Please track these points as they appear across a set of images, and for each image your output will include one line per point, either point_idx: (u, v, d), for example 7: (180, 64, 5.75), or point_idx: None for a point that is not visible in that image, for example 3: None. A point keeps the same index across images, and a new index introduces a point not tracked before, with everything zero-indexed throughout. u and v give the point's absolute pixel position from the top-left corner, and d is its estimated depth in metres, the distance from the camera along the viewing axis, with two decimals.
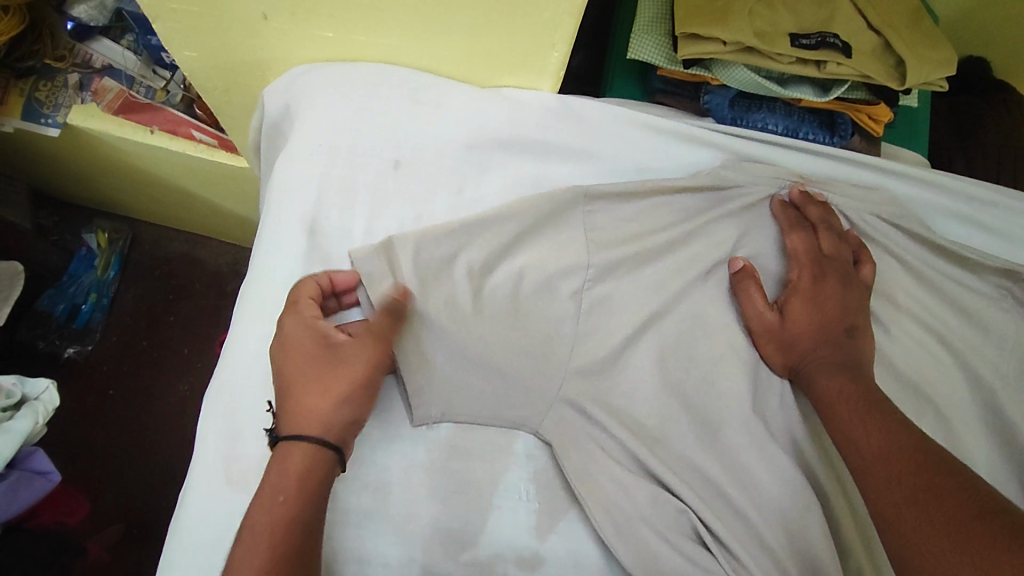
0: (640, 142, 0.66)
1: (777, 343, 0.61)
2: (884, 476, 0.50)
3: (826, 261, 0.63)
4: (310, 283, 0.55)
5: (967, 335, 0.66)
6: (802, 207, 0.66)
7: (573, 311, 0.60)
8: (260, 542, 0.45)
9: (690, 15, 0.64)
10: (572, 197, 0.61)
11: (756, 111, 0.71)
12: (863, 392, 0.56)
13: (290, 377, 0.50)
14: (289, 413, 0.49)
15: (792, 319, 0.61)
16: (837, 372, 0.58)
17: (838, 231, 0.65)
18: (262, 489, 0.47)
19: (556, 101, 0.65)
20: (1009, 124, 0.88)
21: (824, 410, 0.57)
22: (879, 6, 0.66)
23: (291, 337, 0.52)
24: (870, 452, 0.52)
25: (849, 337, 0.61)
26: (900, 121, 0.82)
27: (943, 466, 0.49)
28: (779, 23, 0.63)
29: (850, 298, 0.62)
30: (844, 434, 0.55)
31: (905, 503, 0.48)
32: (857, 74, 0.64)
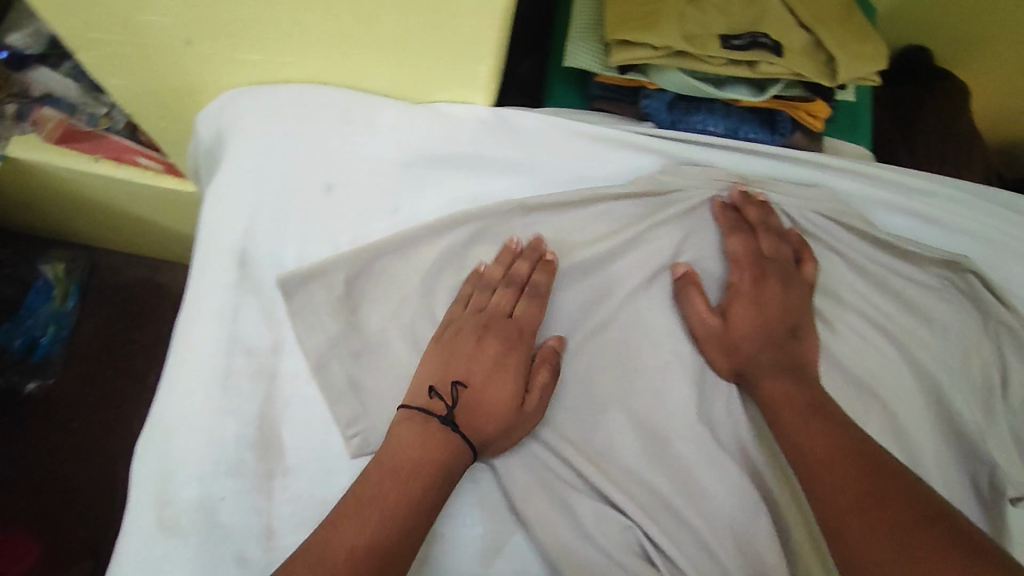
0: (576, 150, 0.64)
1: (721, 347, 0.61)
2: (833, 481, 0.51)
3: (767, 262, 0.63)
4: (524, 305, 0.59)
5: (912, 327, 0.66)
6: (741, 208, 0.66)
7: None
8: (395, 487, 0.49)
9: (623, 19, 0.62)
10: (506, 208, 0.61)
11: (696, 113, 0.71)
12: (808, 395, 0.57)
13: (492, 385, 0.56)
14: (475, 415, 0.54)
15: (734, 322, 0.61)
16: (780, 375, 0.59)
17: (778, 231, 0.65)
18: (394, 454, 0.51)
19: (490, 114, 0.64)
20: (947, 116, 0.89)
21: (770, 414, 0.58)
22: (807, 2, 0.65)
23: (505, 360, 0.57)
24: (816, 459, 0.53)
25: (791, 337, 0.61)
26: (842, 116, 0.82)
27: (896, 473, 0.50)
28: (709, 25, 0.62)
29: (791, 298, 0.63)
30: (787, 436, 0.56)
31: (856, 510, 0.48)
32: (789, 72, 0.63)
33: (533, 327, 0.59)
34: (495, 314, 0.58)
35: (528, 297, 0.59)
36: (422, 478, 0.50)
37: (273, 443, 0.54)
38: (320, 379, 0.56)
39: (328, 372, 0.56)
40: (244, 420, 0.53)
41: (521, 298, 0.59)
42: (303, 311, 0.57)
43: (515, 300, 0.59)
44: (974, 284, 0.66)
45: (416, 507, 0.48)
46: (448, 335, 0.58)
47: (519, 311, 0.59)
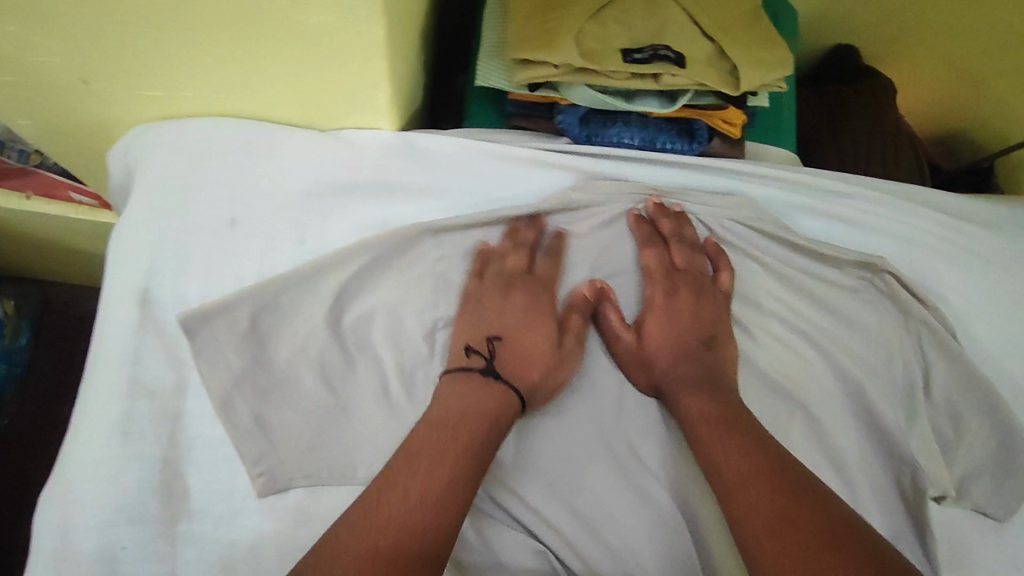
0: (484, 171, 0.65)
1: (637, 363, 0.61)
2: (749, 499, 0.51)
3: (678, 275, 0.64)
4: (544, 264, 0.62)
5: (834, 330, 0.66)
6: (656, 220, 0.65)
7: (429, 350, 0.60)
8: (448, 435, 0.52)
9: (519, 39, 0.62)
10: (415, 233, 0.61)
11: (612, 125, 0.71)
12: (723, 410, 0.57)
13: (527, 334, 0.60)
14: (517, 364, 0.59)
15: (647, 336, 0.62)
16: (694, 390, 0.58)
17: (691, 242, 0.65)
18: (443, 408, 0.54)
19: (394, 138, 0.64)
20: (876, 111, 0.89)
21: (688, 431, 0.57)
22: (711, 9, 0.64)
23: (534, 309, 0.61)
24: (732, 475, 0.53)
25: (707, 348, 0.61)
26: (766, 118, 0.82)
27: (812, 496, 0.51)
28: (609, 39, 0.62)
29: (706, 309, 0.63)
30: (703, 451, 0.55)
31: (772, 531, 0.49)
32: (694, 83, 0.63)
33: (551, 279, 0.63)
34: (515, 274, 0.61)
35: (546, 256, 0.63)
36: (473, 424, 0.53)
37: (178, 486, 0.54)
38: (225, 419, 0.55)
39: (234, 410, 0.56)
40: (145, 466, 0.53)
41: (539, 258, 0.63)
42: (207, 350, 0.56)
43: (533, 258, 0.62)
44: (898, 286, 0.66)
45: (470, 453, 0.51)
46: (468, 300, 0.61)
47: (539, 268, 0.62)
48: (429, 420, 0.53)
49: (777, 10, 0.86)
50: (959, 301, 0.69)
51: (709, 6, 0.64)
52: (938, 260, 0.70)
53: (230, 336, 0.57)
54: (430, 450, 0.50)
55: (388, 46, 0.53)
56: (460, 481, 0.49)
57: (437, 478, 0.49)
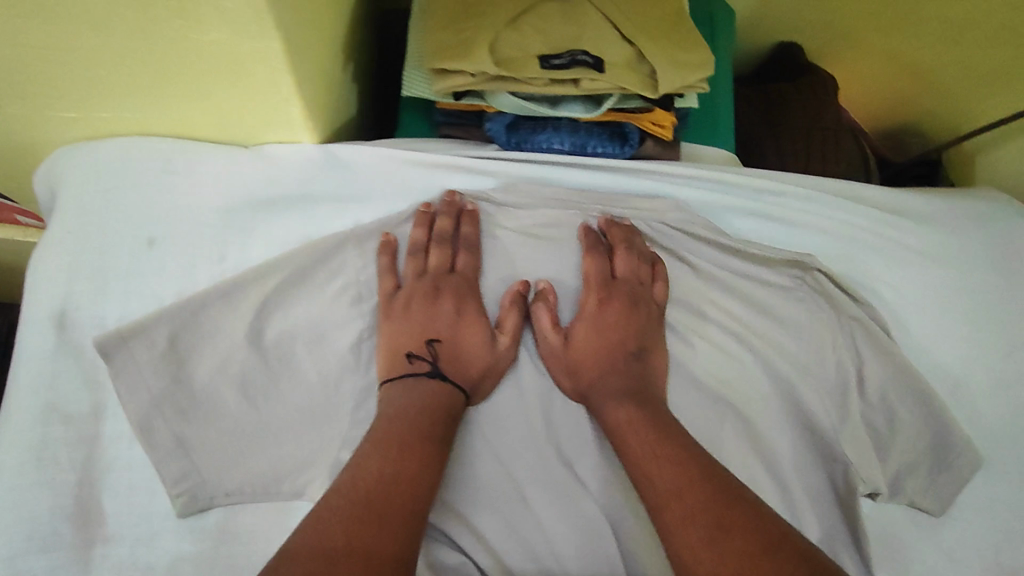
0: (408, 179, 0.65)
1: (563, 369, 0.61)
2: (675, 510, 0.50)
3: (616, 285, 0.63)
4: (463, 257, 0.63)
5: (765, 329, 0.66)
6: (606, 230, 0.65)
7: (354, 363, 0.60)
8: (417, 422, 0.54)
9: (436, 48, 0.62)
10: (336, 240, 0.61)
11: (541, 131, 0.71)
12: (654, 419, 0.56)
13: (463, 333, 0.60)
14: (459, 363, 0.59)
15: (575, 346, 0.61)
16: (622, 400, 0.58)
17: (639, 252, 0.65)
18: (406, 401, 0.55)
19: (319, 153, 0.63)
20: (817, 108, 0.90)
21: (617, 440, 0.56)
22: (631, 10, 0.63)
23: (462, 308, 0.61)
24: (660, 485, 0.52)
25: (636, 358, 0.61)
26: (703, 118, 0.82)
27: (743, 504, 0.50)
28: (526, 45, 0.61)
29: (636, 319, 0.63)
30: (634, 463, 0.54)
31: (699, 542, 0.48)
32: (615, 86, 0.63)
33: (473, 275, 0.63)
34: (438, 274, 0.62)
35: (464, 250, 0.62)
36: (436, 413, 0.55)
37: (94, 511, 0.53)
38: (144, 441, 0.55)
39: (154, 432, 0.55)
40: (60, 492, 0.52)
41: (458, 254, 0.63)
42: (125, 372, 0.56)
43: (454, 255, 0.62)
44: (818, 275, 0.66)
45: (439, 436, 0.54)
46: (396, 307, 0.61)
47: (459, 264, 0.63)
48: (394, 413, 0.55)
49: (712, 10, 0.86)
50: (892, 295, 0.70)
51: (628, 6, 0.63)
52: (871, 255, 0.70)
53: (148, 357, 0.56)
54: (404, 436, 0.52)
55: (288, 53, 0.52)
56: (435, 459, 0.52)
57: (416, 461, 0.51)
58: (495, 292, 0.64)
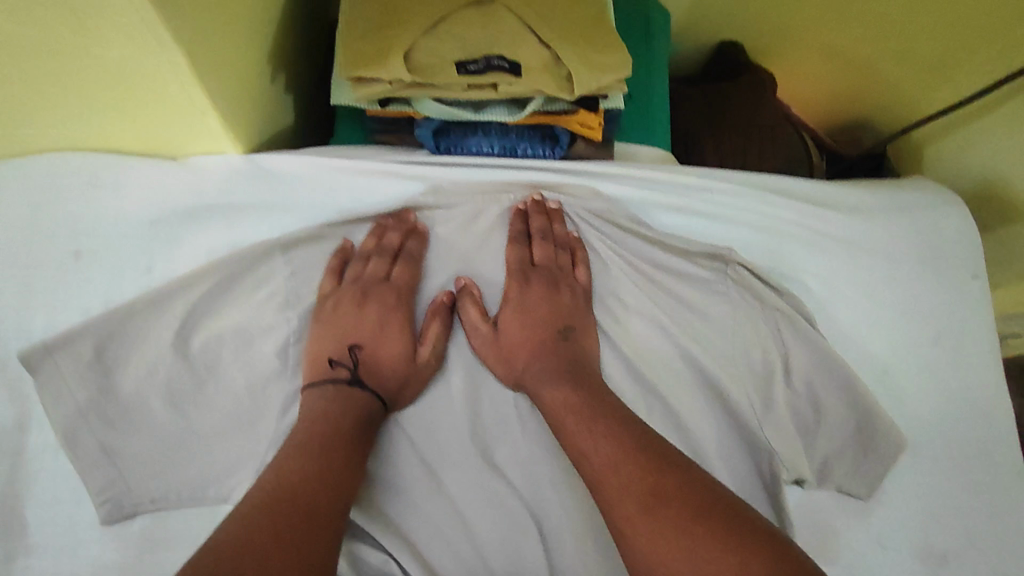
0: (335, 187, 0.66)
1: (497, 358, 0.62)
2: (601, 463, 0.52)
3: (533, 272, 0.65)
4: (399, 267, 0.64)
5: (691, 323, 0.67)
6: (529, 216, 0.68)
7: (280, 367, 0.60)
8: (331, 430, 0.54)
9: (353, 55, 0.63)
10: (263, 249, 0.61)
11: (471, 136, 0.72)
12: (584, 397, 0.57)
13: (385, 342, 0.61)
14: (380, 371, 0.60)
15: (504, 334, 0.62)
16: (553, 381, 0.59)
17: (557, 239, 0.67)
18: (325, 409, 0.56)
19: (242, 162, 0.64)
20: (756, 105, 0.89)
21: (553, 423, 0.57)
22: (547, 11, 0.63)
23: (387, 319, 0.63)
24: (585, 442, 0.54)
25: (562, 338, 0.63)
26: (638, 118, 0.82)
27: (660, 448, 0.52)
28: (442, 51, 0.62)
29: (560, 303, 0.64)
30: (562, 430, 0.56)
31: (623, 488, 0.50)
32: (531, 89, 0.64)
33: (406, 285, 0.64)
34: (371, 281, 0.63)
35: (403, 261, 0.64)
36: (353, 420, 0.56)
37: (17, 523, 0.55)
38: (69, 451, 0.56)
39: (79, 442, 0.56)
40: None
41: (396, 264, 0.64)
42: (50, 385, 0.56)
43: (391, 265, 0.64)
44: (743, 271, 0.67)
45: (354, 442, 0.54)
46: (326, 308, 0.62)
47: (394, 273, 0.64)
48: (311, 420, 0.55)
49: (650, 14, 0.86)
50: (817, 286, 0.71)
51: (547, 8, 0.63)
52: (796, 247, 0.71)
53: (72, 368, 0.56)
54: (318, 441, 0.53)
55: (191, 65, 0.52)
56: (348, 463, 0.53)
57: (330, 464, 0.52)
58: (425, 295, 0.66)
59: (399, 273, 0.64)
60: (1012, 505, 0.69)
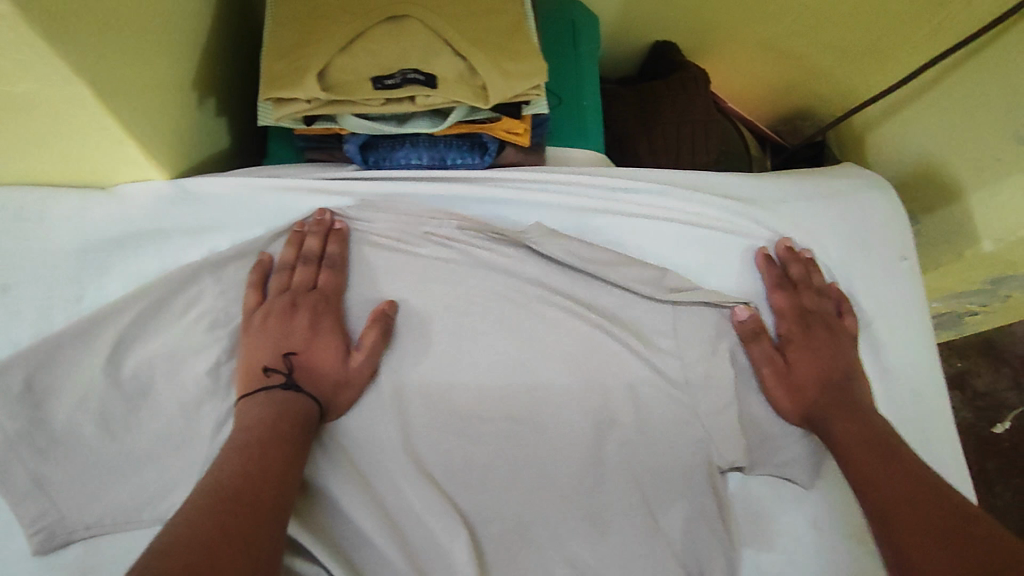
0: (262, 206, 0.67)
1: (786, 389, 0.64)
2: (886, 494, 0.53)
3: (809, 314, 0.68)
4: (325, 275, 0.64)
5: (626, 319, 0.68)
6: (786, 262, 0.71)
7: (212, 386, 0.60)
8: (267, 429, 0.53)
9: (270, 76, 0.64)
10: (192, 270, 0.63)
11: (399, 148, 0.73)
12: (874, 435, 0.59)
13: (319, 347, 0.60)
14: (315, 376, 0.59)
15: (796, 368, 0.65)
16: (851, 418, 0.61)
17: (819, 288, 0.71)
18: (258, 415, 0.55)
19: (168, 187, 0.65)
20: (686, 99, 0.90)
21: (838, 453, 0.59)
22: (460, 25, 0.65)
23: (319, 324, 0.61)
24: (864, 464, 0.56)
25: (847, 379, 0.65)
26: (568, 121, 0.84)
27: (930, 479, 0.54)
28: (358, 68, 0.64)
29: (839, 348, 0.67)
30: (845, 458, 0.58)
31: (902, 507, 0.52)
32: (449, 100, 0.65)
33: (333, 292, 0.64)
34: (300, 291, 0.62)
35: (328, 268, 0.64)
36: (292, 420, 0.55)
37: None
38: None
39: (10, 473, 0.56)
40: None
41: (321, 271, 0.64)
42: None
43: (316, 274, 0.64)
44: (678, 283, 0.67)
45: (293, 440, 0.53)
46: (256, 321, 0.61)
47: (321, 281, 0.64)
48: (246, 424, 0.54)
49: (574, 18, 0.88)
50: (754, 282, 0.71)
51: (458, 22, 0.66)
52: (724, 242, 0.72)
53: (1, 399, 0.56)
54: (252, 442, 0.52)
55: (99, 97, 0.53)
56: (286, 459, 0.52)
57: (266, 462, 0.50)
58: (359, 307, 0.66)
59: (326, 280, 0.64)
60: (948, 486, 0.70)
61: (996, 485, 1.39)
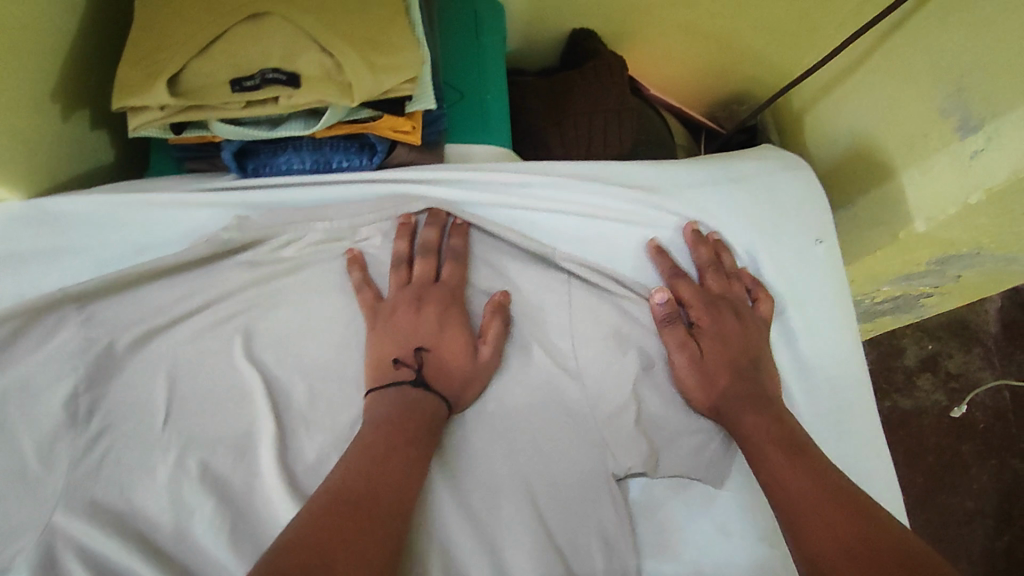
0: (130, 222, 0.64)
1: (700, 378, 0.61)
2: (796, 497, 0.51)
3: (718, 301, 0.65)
4: (419, 265, 0.62)
5: (522, 322, 0.64)
6: (693, 245, 0.68)
7: (69, 418, 0.57)
8: (408, 437, 0.53)
9: (123, 83, 0.61)
10: (50, 301, 0.58)
11: (281, 154, 0.69)
12: (787, 434, 0.56)
13: (448, 341, 0.59)
14: (444, 371, 0.58)
15: (707, 354, 0.62)
16: (757, 410, 0.58)
17: (726, 271, 0.68)
18: (382, 420, 0.54)
19: (24, 207, 0.61)
20: (598, 88, 0.86)
21: (750, 449, 0.56)
22: (326, 17, 0.61)
23: (445, 320, 0.60)
24: (777, 464, 0.54)
25: (755, 367, 0.63)
26: (470, 116, 0.80)
27: (845, 486, 0.51)
28: (215, 72, 0.60)
29: (747, 334, 0.64)
30: (758, 459, 0.55)
31: (825, 516, 0.49)
32: (315, 100, 0.61)
33: (458, 285, 0.63)
34: (422, 285, 0.62)
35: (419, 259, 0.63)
36: (421, 426, 0.54)
37: None
38: None
39: None
40: None
41: (445, 265, 0.63)
42: None
43: (438, 266, 0.63)
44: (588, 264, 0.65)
45: (423, 444, 0.53)
46: (382, 316, 0.61)
47: (442, 275, 0.63)
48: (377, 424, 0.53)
49: (477, 8, 0.84)
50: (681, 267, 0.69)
51: (325, 14, 0.61)
52: (628, 233, 0.69)
53: None
54: (399, 454, 0.52)
55: None
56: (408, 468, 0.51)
57: (389, 476, 0.50)
58: (235, 325, 0.62)
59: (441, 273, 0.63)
60: (872, 482, 0.66)
61: (972, 467, 1.36)
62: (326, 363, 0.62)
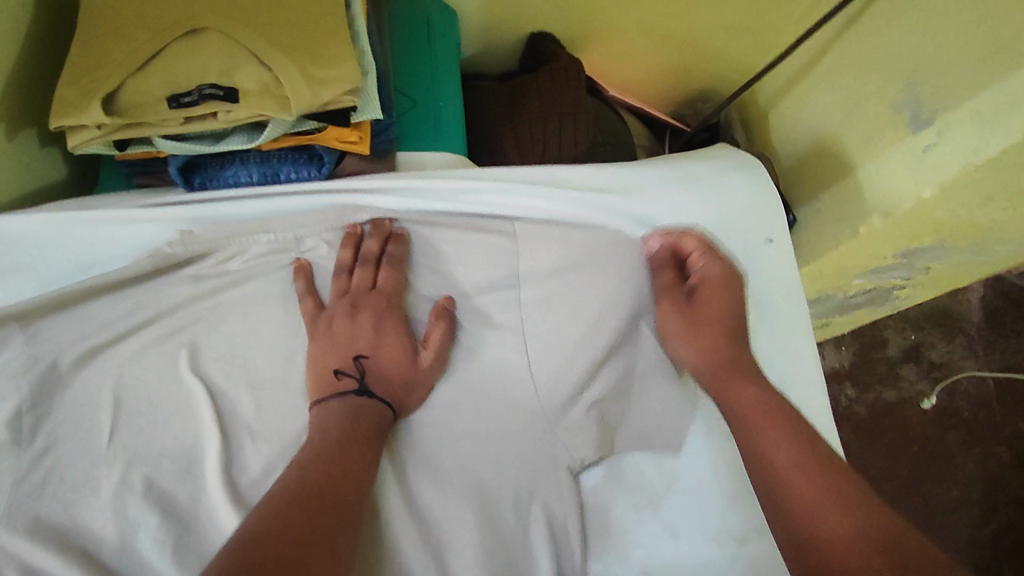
0: (73, 239, 0.64)
1: (697, 323, 0.62)
2: (808, 490, 0.50)
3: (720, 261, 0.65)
4: (360, 274, 0.62)
5: (468, 328, 0.64)
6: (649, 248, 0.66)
7: (12, 436, 0.57)
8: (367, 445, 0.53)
9: (61, 101, 0.61)
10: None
11: (228, 166, 0.69)
12: (785, 415, 0.55)
13: (386, 347, 0.59)
14: (386, 378, 0.58)
15: (707, 304, 0.63)
16: (745, 384, 0.58)
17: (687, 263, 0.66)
18: (342, 428, 0.53)
19: None
20: (552, 90, 0.87)
21: (747, 432, 0.55)
22: (265, 32, 0.61)
23: (381, 325, 0.60)
24: (780, 451, 0.53)
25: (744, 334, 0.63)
26: (422, 123, 0.80)
27: (847, 473, 0.51)
28: (153, 88, 0.60)
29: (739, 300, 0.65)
30: (751, 439, 0.55)
31: (831, 509, 0.48)
32: (253, 114, 0.61)
33: (395, 292, 0.63)
34: (360, 292, 0.62)
35: (375, 264, 0.63)
36: (375, 432, 0.55)
37: None
38: None
39: None
40: None
41: (380, 270, 0.63)
42: None
43: (375, 273, 0.63)
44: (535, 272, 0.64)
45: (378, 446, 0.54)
46: (321, 326, 0.61)
47: (380, 281, 0.63)
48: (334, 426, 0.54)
49: (430, 15, 0.85)
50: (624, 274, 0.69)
51: (265, 29, 0.61)
52: None
53: None
54: (357, 458, 0.52)
55: None
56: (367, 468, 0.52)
57: (357, 479, 0.50)
58: (180, 339, 0.62)
59: (386, 278, 0.63)
60: None
61: (956, 455, 1.36)
62: (272, 376, 0.62)
